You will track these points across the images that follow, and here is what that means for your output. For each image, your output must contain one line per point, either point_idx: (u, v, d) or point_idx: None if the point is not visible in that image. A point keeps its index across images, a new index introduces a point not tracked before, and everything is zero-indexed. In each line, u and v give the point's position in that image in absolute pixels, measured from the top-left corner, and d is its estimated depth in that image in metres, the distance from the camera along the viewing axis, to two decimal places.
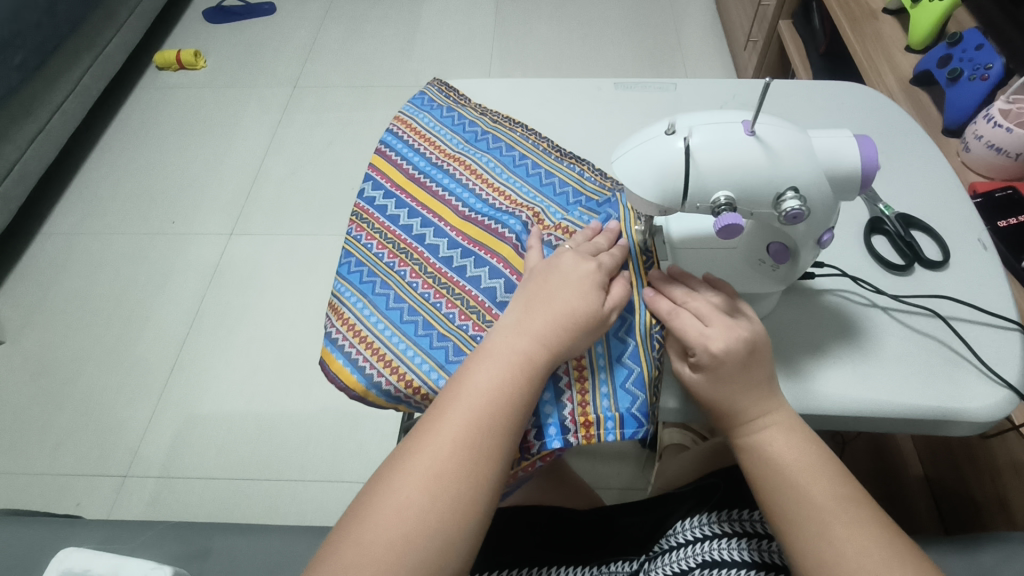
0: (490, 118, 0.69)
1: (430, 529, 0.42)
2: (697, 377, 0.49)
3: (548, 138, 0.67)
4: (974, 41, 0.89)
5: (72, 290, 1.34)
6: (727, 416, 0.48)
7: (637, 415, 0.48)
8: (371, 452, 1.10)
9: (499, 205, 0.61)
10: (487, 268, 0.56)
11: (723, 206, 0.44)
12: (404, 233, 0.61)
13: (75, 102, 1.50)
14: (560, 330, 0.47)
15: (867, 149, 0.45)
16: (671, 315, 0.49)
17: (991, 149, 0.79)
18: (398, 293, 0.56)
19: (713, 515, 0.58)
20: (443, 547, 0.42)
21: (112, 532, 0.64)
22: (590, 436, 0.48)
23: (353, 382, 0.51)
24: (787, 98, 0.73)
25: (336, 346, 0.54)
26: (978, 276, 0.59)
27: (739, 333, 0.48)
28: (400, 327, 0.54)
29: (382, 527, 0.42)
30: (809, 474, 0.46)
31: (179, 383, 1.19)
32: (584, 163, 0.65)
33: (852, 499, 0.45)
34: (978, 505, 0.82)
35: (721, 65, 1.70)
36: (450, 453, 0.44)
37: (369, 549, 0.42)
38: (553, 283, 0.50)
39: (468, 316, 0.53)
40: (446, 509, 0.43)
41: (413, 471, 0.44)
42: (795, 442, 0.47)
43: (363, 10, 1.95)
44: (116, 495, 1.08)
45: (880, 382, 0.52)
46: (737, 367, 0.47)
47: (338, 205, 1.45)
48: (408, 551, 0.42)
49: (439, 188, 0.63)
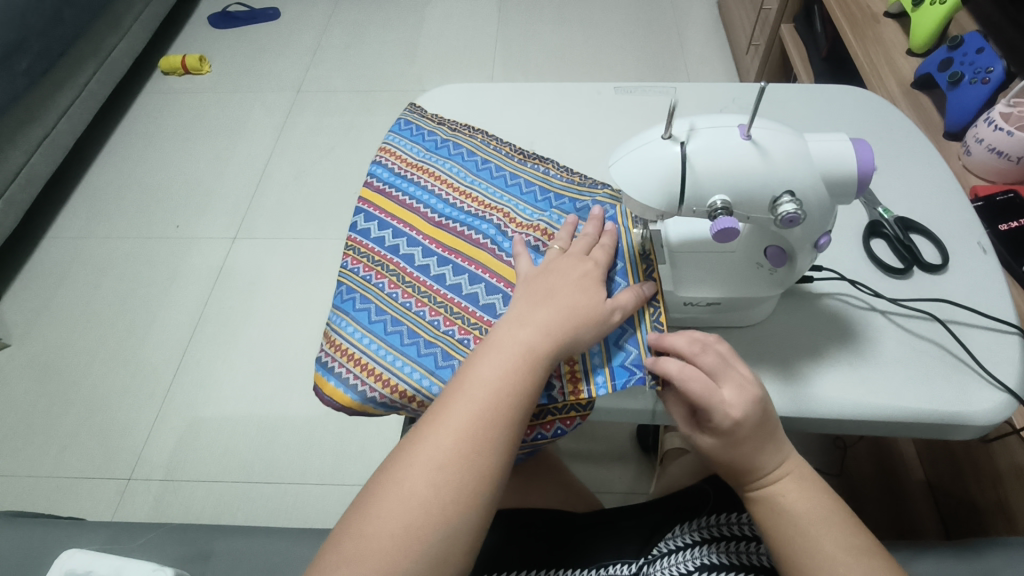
0: (448, 126, 0.70)
1: (433, 520, 0.42)
2: (715, 444, 0.48)
3: (508, 141, 0.69)
4: (975, 45, 0.89)
5: (76, 294, 1.35)
6: (744, 474, 0.48)
7: (628, 366, 0.50)
8: (371, 455, 1.10)
9: (469, 209, 0.62)
10: (467, 275, 0.57)
11: (719, 210, 0.44)
12: (376, 246, 0.60)
13: (81, 107, 1.52)
14: (561, 323, 0.48)
15: (864, 152, 0.45)
16: (681, 377, 0.47)
17: (992, 153, 0.79)
18: (379, 306, 0.56)
19: (708, 520, 0.59)
20: (446, 539, 0.43)
21: (116, 534, 0.65)
22: (578, 389, 0.50)
23: (346, 400, 0.51)
24: (786, 102, 0.73)
25: (327, 369, 0.53)
26: (977, 279, 0.59)
27: (753, 393, 0.47)
28: (385, 338, 0.54)
29: (384, 519, 0.43)
30: (822, 525, 0.46)
31: (183, 386, 1.20)
32: (548, 162, 0.66)
33: (847, 525, 0.47)
34: (980, 510, 0.81)
35: (723, 69, 1.70)
36: (452, 444, 0.44)
37: (375, 541, 0.42)
38: (553, 280, 0.51)
39: (453, 321, 0.54)
40: (449, 499, 0.43)
41: (420, 463, 0.44)
42: (807, 493, 0.48)
43: (367, 15, 1.96)
44: (120, 498, 1.08)
45: (880, 386, 0.52)
46: (755, 428, 0.47)
47: (341, 208, 1.46)
48: (414, 542, 0.42)
49: (406, 197, 0.63)
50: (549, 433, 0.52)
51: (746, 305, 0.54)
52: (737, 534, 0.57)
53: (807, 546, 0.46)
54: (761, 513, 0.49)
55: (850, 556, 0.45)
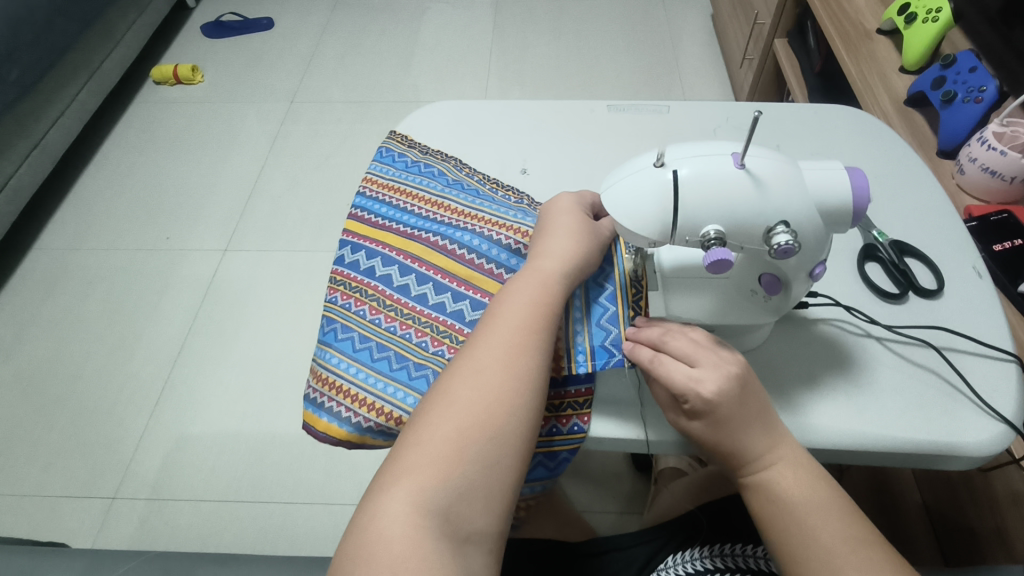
0: (419, 149, 0.69)
1: (480, 420, 0.44)
2: (697, 425, 0.48)
3: (480, 171, 0.68)
4: (968, 64, 0.89)
5: (64, 307, 1.33)
6: (731, 458, 0.48)
7: (608, 347, 0.51)
8: (362, 473, 1.09)
9: (444, 220, 0.61)
10: (448, 293, 0.56)
11: (712, 240, 0.43)
12: (351, 271, 0.59)
13: (72, 117, 1.50)
14: (566, 247, 0.52)
15: (858, 180, 0.44)
16: (654, 364, 0.48)
17: (985, 172, 0.79)
18: (363, 333, 0.54)
19: (707, 550, 0.59)
20: (496, 439, 0.44)
21: (93, 563, 0.62)
22: (561, 366, 0.51)
23: (341, 433, 0.50)
24: (781, 122, 0.73)
25: (317, 405, 0.52)
26: (973, 304, 0.58)
27: (729, 369, 0.47)
28: (372, 365, 0.52)
29: (434, 428, 0.44)
30: (816, 516, 0.46)
31: (171, 401, 1.18)
32: (519, 195, 0.65)
33: (860, 538, 0.45)
34: (977, 535, 0.80)
35: (719, 84, 1.70)
36: (489, 354, 0.46)
37: (430, 448, 0.43)
38: (548, 218, 0.55)
39: (441, 341, 0.53)
40: (492, 401, 0.45)
41: (461, 375, 0.46)
42: (803, 478, 0.47)
43: (362, 25, 1.96)
44: (104, 518, 1.06)
45: (875, 413, 0.51)
46: (736, 404, 0.46)
47: (333, 220, 1.45)
48: (464, 444, 0.43)
49: (379, 219, 0.62)
50: (545, 431, 0.52)
51: (740, 330, 0.53)
52: (753, 567, 0.56)
53: (803, 537, 0.46)
54: (755, 502, 0.48)
55: (846, 546, 0.45)
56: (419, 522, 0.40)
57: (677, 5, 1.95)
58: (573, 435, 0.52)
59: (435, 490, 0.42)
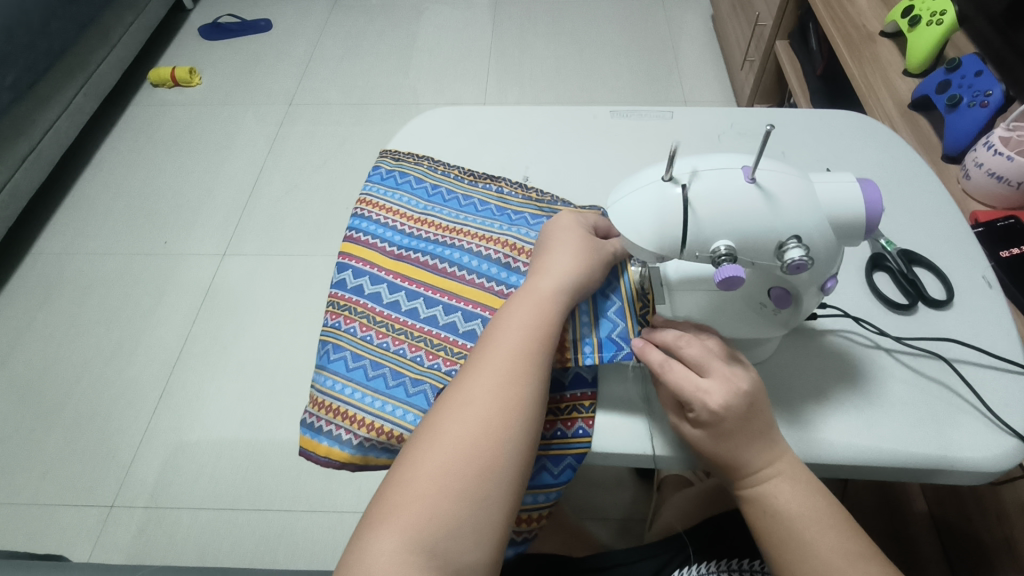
0: (391, 156, 0.69)
1: (467, 454, 0.43)
2: (699, 434, 0.47)
3: (455, 166, 0.68)
4: (974, 67, 0.88)
5: (61, 313, 1.32)
6: (730, 469, 0.47)
7: (615, 339, 0.52)
8: (363, 481, 1.08)
9: (430, 237, 0.60)
10: (440, 306, 0.55)
11: (723, 257, 0.42)
12: (340, 291, 0.58)
13: (68, 121, 1.49)
14: (569, 269, 0.51)
15: (871, 193, 0.44)
16: (663, 369, 0.48)
17: (992, 177, 0.78)
18: (355, 352, 0.53)
19: (714, 566, 0.59)
20: (485, 471, 0.43)
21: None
22: (567, 358, 0.52)
23: (344, 457, 0.50)
24: (785, 128, 0.72)
25: (316, 430, 0.51)
26: (982, 314, 0.57)
27: (740, 385, 0.46)
28: (367, 384, 0.51)
29: (422, 464, 0.43)
30: (815, 529, 0.45)
31: (169, 408, 1.17)
32: (501, 181, 0.66)
33: (862, 555, 0.45)
34: (986, 546, 0.79)
35: (720, 86, 1.69)
36: (481, 384, 0.46)
37: (417, 484, 0.43)
38: (555, 236, 0.54)
39: (436, 354, 0.52)
40: (480, 434, 0.44)
41: (451, 406, 0.45)
42: (802, 492, 0.46)
43: (361, 27, 1.95)
44: (102, 527, 1.05)
45: (880, 429, 0.51)
46: (741, 420, 0.45)
47: (332, 223, 1.44)
48: (450, 480, 0.43)
49: (363, 235, 0.61)
50: (549, 434, 0.51)
51: (750, 342, 0.52)
52: None
53: (800, 550, 0.45)
54: (753, 516, 0.47)
55: (842, 560, 0.44)
56: (408, 540, 0.41)
57: (676, 6, 1.94)
58: (577, 439, 0.51)
59: (420, 526, 0.41)
